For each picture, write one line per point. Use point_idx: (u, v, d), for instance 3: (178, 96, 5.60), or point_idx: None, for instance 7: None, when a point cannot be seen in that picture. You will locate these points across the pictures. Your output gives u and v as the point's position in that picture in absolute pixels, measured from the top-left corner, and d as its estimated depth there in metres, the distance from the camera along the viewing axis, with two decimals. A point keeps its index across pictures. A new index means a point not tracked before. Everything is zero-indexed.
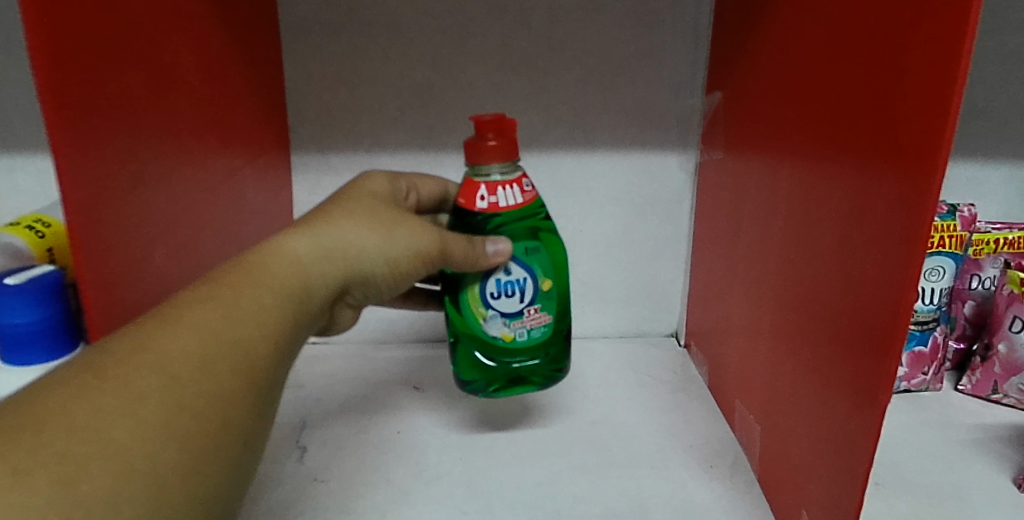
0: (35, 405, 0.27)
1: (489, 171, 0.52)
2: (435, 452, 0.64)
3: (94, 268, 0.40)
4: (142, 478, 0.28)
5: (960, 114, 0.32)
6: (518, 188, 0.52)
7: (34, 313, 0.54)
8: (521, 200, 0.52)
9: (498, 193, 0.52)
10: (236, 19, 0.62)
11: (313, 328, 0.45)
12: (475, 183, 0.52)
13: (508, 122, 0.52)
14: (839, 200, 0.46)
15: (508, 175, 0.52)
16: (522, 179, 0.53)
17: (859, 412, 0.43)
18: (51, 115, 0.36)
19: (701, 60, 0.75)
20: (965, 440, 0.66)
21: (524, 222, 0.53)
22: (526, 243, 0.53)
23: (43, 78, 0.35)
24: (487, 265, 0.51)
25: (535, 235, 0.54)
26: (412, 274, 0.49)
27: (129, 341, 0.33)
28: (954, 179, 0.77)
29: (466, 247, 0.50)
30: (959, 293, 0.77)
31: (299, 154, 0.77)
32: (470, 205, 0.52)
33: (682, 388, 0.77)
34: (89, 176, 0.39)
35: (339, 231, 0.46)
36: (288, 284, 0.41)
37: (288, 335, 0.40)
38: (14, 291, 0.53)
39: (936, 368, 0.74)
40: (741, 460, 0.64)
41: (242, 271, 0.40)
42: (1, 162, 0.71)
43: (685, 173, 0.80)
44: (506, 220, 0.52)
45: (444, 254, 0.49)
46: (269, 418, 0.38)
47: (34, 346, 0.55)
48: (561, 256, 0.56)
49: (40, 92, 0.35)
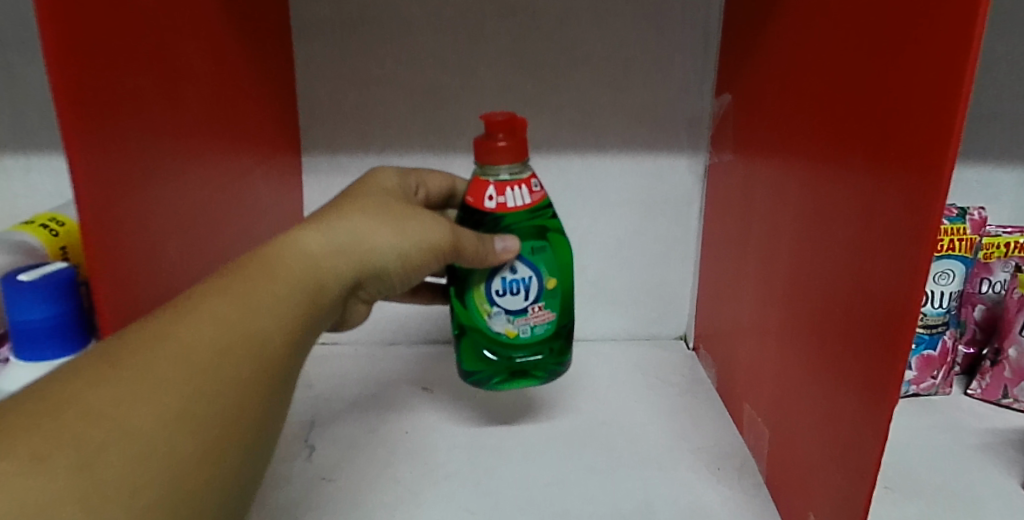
0: (53, 393, 0.28)
1: (498, 172, 0.52)
2: (443, 452, 0.65)
3: (109, 263, 0.41)
4: (158, 465, 0.29)
5: (967, 110, 0.32)
6: (527, 189, 0.53)
7: (46, 310, 0.54)
8: (529, 200, 0.53)
9: (507, 193, 0.52)
10: (247, 21, 0.63)
11: (327, 321, 0.46)
12: (484, 182, 0.53)
13: (519, 122, 0.52)
14: (847, 198, 0.46)
15: (517, 176, 0.53)
16: (531, 180, 0.54)
17: (867, 410, 0.43)
18: (65, 108, 0.36)
19: (710, 62, 0.75)
20: (976, 444, 0.66)
21: (531, 222, 0.54)
22: (532, 242, 0.54)
23: (57, 72, 0.35)
24: (494, 262, 0.52)
25: (542, 235, 0.54)
26: (424, 268, 0.49)
27: (145, 333, 0.33)
28: (966, 182, 0.77)
29: (475, 243, 0.50)
30: (970, 297, 0.77)
31: (311, 155, 0.78)
32: (478, 204, 0.53)
33: (690, 390, 0.77)
34: (103, 172, 0.40)
35: (351, 225, 0.47)
36: (301, 277, 0.42)
37: (302, 328, 0.41)
38: (27, 287, 0.53)
39: (945, 372, 0.73)
40: (749, 463, 0.64)
41: (255, 264, 0.41)
42: (18, 161, 0.72)
43: (694, 175, 0.80)
44: (512, 219, 0.53)
45: (455, 249, 0.50)
46: (283, 411, 0.39)
47: (48, 341, 0.55)
48: (565, 255, 0.57)
49: (54, 85, 0.36)
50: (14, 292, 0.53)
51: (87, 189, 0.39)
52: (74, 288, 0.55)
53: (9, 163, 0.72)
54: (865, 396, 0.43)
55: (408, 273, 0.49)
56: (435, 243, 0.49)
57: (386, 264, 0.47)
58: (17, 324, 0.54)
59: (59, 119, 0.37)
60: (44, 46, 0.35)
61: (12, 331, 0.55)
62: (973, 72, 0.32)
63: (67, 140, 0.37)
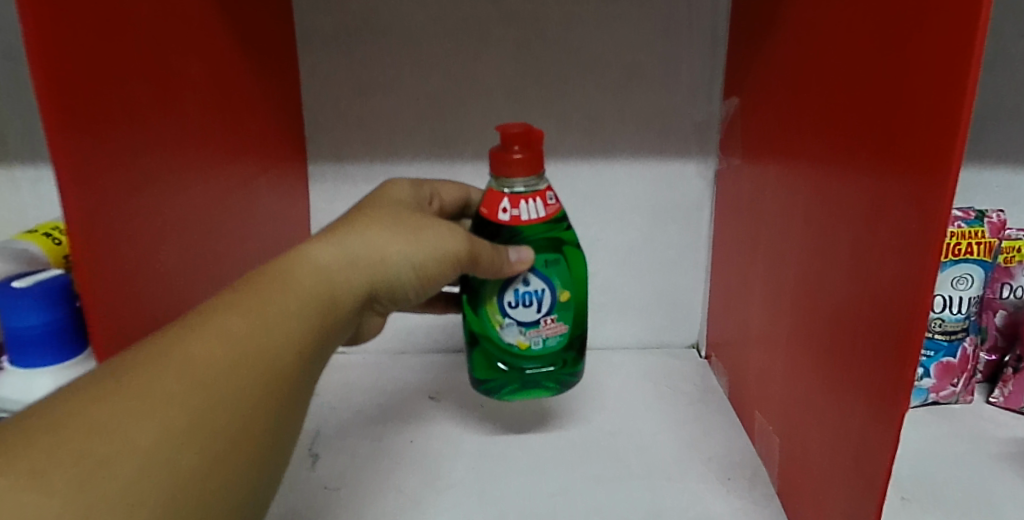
0: (57, 409, 0.29)
1: (513, 184, 0.52)
2: (448, 461, 0.65)
3: (100, 265, 0.41)
4: (160, 480, 0.29)
5: (972, 108, 0.32)
6: (541, 202, 0.53)
7: (39, 317, 0.55)
8: (544, 213, 0.53)
9: (521, 206, 0.52)
10: (249, 31, 0.63)
11: (343, 334, 0.46)
12: (499, 195, 0.53)
13: (536, 135, 0.52)
14: (854, 198, 0.45)
15: (532, 188, 0.52)
16: (546, 193, 0.53)
17: (877, 419, 0.42)
18: (48, 101, 0.36)
19: (718, 66, 0.74)
20: (998, 454, 0.63)
21: (547, 233, 0.54)
22: (546, 255, 0.54)
23: (39, 73, 0.35)
24: (509, 273, 0.52)
25: (557, 248, 0.54)
26: (440, 279, 0.49)
27: (153, 349, 0.34)
28: (983, 185, 0.75)
29: (491, 252, 0.50)
30: (990, 302, 0.75)
31: (317, 165, 0.79)
32: (492, 216, 0.53)
33: (701, 399, 0.76)
34: (92, 172, 0.39)
35: (364, 238, 0.46)
36: (313, 291, 0.42)
37: (314, 342, 0.41)
38: (21, 294, 0.54)
39: (966, 380, 0.71)
40: (760, 474, 0.63)
41: (266, 279, 0.41)
42: (28, 171, 0.74)
43: (704, 181, 0.79)
44: (528, 232, 0.53)
45: (472, 258, 0.49)
46: (296, 421, 0.40)
47: (41, 347, 0.56)
48: (579, 269, 0.57)
49: (35, 77, 0.36)
50: (8, 300, 0.54)
51: (75, 187, 0.38)
52: (67, 295, 0.56)
53: (19, 173, 0.74)
54: (874, 404, 0.42)
55: (423, 285, 0.48)
56: (451, 252, 0.48)
57: (399, 277, 0.47)
58: (12, 330, 0.56)
59: (41, 112, 0.36)
60: (26, 36, 0.35)
61: (7, 336, 0.56)
62: (976, 70, 0.31)
63: (53, 142, 0.37)
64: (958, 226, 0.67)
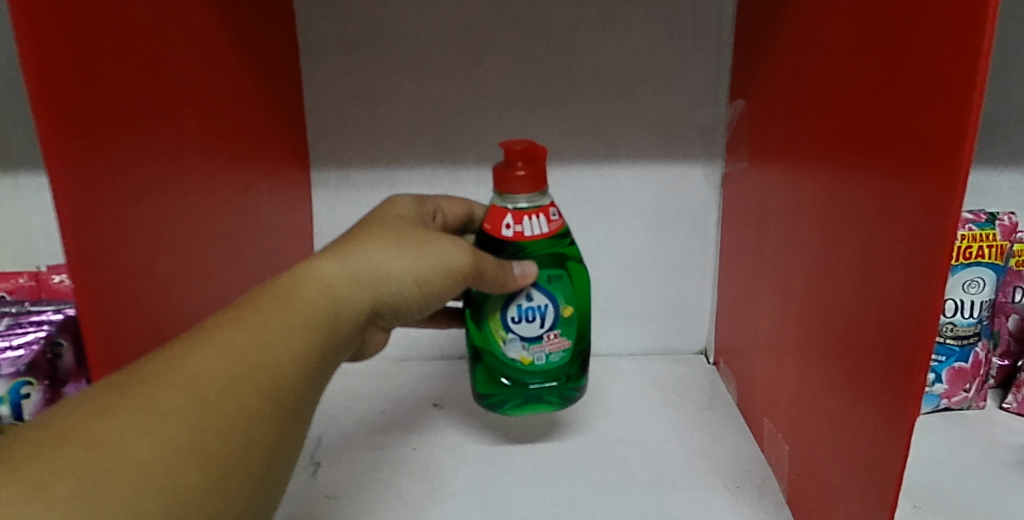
0: (62, 421, 0.29)
1: (516, 200, 0.52)
2: (452, 471, 0.64)
3: (94, 277, 0.41)
4: (162, 495, 0.29)
5: (980, 115, 0.31)
6: (545, 218, 0.52)
7: None
8: (547, 229, 0.52)
9: (524, 222, 0.52)
10: (249, 37, 0.63)
11: (346, 350, 0.45)
12: (502, 210, 0.52)
13: (539, 151, 0.52)
14: (863, 208, 0.44)
15: (535, 204, 0.52)
16: (550, 209, 0.53)
17: (887, 429, 0.41)
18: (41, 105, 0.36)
19: (724, 68, 0.73)
20: (1012, 460, 0.62)
21: (551, 249, 0.53)
22: (549, 271, 0.54)
23: (37, 89, 0.36)
24: (513, 287, 0.52)
25: (560, 264, 0.54)
26: (444, 293, 0.49)
27: (157, 363, 0.34)
28: (995, 189, 0.74)
29: (496, 267, 0.50)
30: (1003, 307, 0.73)
31: (321, 172, 0.79)
32: (496, 232, 0.53)
33: (709, 407, 0.75)
34: (85, 181, 0.39)
35: (368, 253, 0.46)
36: (317, 305, 0.42)
37: (318, 357, 0.41)
38: None
39: (978, 385, 0.70)
40: (769, 482, 0.62)
41: (270, 294, 0.41)
42: (31, 179, 0.74)
43: (710, 186, 0.79)
44: (533, 248, 0.52)
45: (477, 272, 0.49)
46: (299, 436, 0.39)
47: None
48: (583, 285, 0.56)
49: (28, 80, 0.36)
50: None
51: (68, 198, 0.38)
52: None
53: (22, 181, 0.74)
54: (884, 416, 0.41)
55: (426, 299, 0.48)
56: (455, 266, 0.48)
57: (403, 291, 0.47)
58: None
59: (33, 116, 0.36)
60: (19, 37, 0.35)
61: None
62: (984, 77, 0.31)
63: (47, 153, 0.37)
64: (970, 229, 0.67)
